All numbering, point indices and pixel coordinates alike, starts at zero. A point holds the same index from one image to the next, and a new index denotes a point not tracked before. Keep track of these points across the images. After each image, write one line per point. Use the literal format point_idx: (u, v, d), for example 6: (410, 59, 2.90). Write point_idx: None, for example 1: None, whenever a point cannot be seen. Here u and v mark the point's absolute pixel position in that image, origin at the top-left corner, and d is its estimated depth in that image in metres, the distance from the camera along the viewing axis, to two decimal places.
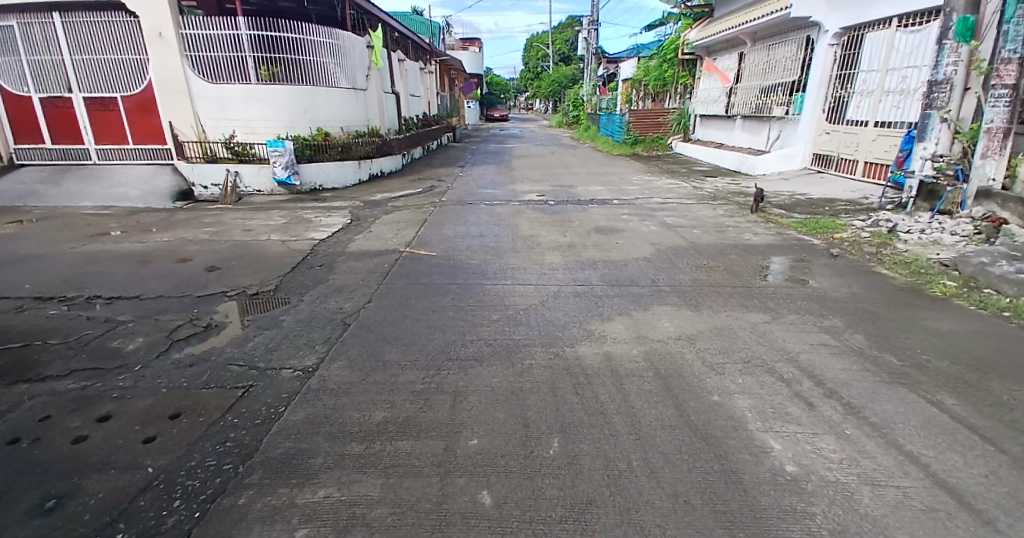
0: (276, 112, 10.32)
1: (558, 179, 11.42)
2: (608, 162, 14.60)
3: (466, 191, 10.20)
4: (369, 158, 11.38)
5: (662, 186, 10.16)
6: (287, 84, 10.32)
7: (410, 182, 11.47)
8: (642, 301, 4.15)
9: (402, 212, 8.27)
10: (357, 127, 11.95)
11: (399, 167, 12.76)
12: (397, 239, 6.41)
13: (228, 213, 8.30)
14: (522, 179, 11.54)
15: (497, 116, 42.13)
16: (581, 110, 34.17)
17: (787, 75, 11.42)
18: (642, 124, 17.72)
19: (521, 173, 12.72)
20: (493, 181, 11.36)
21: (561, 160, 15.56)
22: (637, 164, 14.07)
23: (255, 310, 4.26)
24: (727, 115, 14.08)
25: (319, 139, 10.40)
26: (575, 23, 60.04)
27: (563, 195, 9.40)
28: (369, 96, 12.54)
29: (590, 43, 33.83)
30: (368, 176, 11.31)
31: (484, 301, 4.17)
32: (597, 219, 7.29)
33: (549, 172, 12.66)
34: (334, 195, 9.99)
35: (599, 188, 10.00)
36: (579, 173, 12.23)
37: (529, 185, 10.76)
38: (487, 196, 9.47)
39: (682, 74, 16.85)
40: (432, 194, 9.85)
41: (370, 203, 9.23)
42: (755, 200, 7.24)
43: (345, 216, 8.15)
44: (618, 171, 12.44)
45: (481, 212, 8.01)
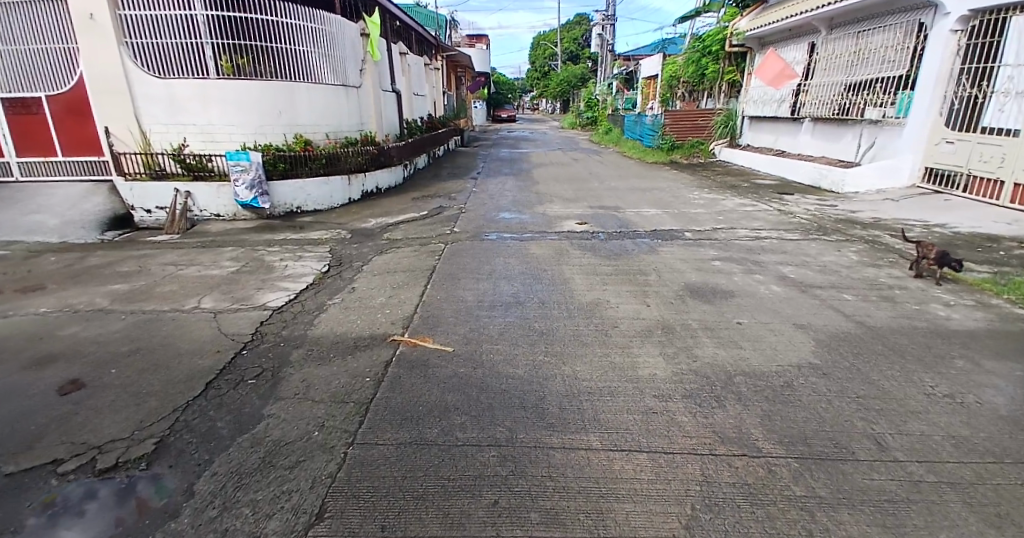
0: (240, 115, 8.20)
1: (593, 197, 9.25)
2: (647, 172, 12.35)
3: (485, 214, 8.04)
4: (363, 172, 9.18)
5: (735, 210, 7.96)
6: (254, 79, 8.20)
7: (414, 200, 9.31)
8: (895, 521, 2.00)
9: (401, 251, 6.11)
10: (348, 133, 9.73)
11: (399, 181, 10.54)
12: (393, 308, 4.24)
13: (169, 252, 6.18)
14: (550, 197, 9.39)
15: (505, 117, 39.89)
16: (595, 112, 31.90)
17: (887, 67, 9.28)
18: (680, 128, 15.39)
19: (547, 188, 10.55)
20: (515, 200, 9.19)
21: (589, 169, 13.39)
22: (682, 175, 11.83)
23: (85, 534, 2.08)
24: (793, 119, 11.90)
25: (298, 149, 8.23)
26: (584, 21, 57.75)
27: (612, 222, 7.25)
28: (364, 94, 10.35)
29: (606, 40, 31.69)
30: (361, 194, 9.11)
31: (566, 514, 2.01)
32: (678, 268, 5.11)
33: (580, 187, 10.46)
34: (317, 220, 7.84)
35: (654, 212, 7.83)
36: (619, 190, 10.02)
37: (563, 206, 8.58)
38: (513, 224, 7.34)
39: (728, 69, 14.65)
40: (441, 220, 7.70)
41: (361, 234, 7.08)
42: (931, 261, 4.58)
43: (324, 256, 5.99)
44: (666, 186, 10.22)
45: (510, 252, 5.85)
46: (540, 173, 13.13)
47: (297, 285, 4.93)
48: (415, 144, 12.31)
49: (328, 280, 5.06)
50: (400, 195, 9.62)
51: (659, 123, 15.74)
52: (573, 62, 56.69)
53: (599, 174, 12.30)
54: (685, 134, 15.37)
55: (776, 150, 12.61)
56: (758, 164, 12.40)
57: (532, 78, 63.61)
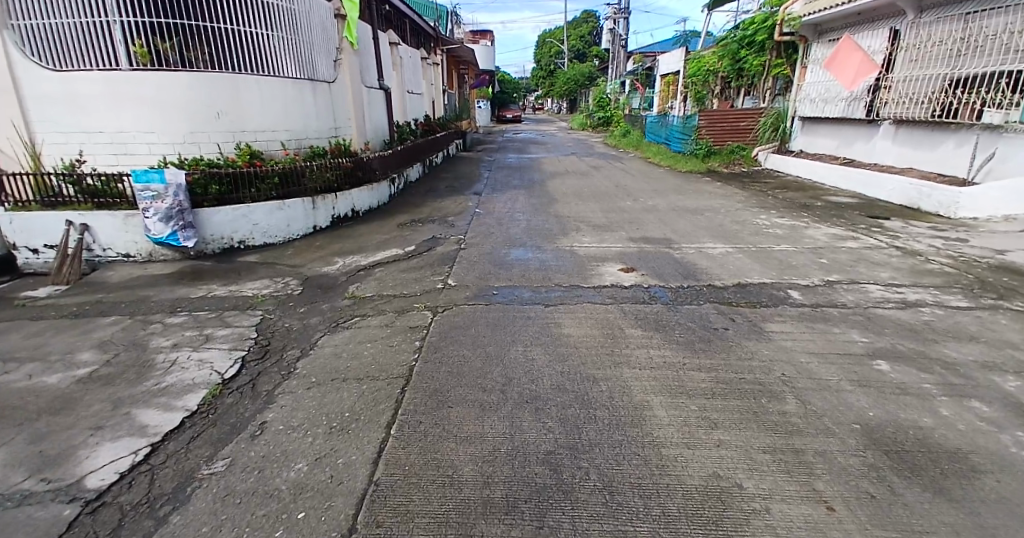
0: (162, 118, 6.16)
1: (628, 222, 7.21)
2: (685, 185, 10.26)
3: (491, 250, 5.99)
4: (336, 191, 7.08)
5: (828, 247, 5.89)
6: (182, 70, 6.15)
7: (400, 225, 7.26)
8: None
9: (365, 324, 4.04)
10: (316, 141, 7.64)
11: (384, 200, 8.42)
12: (313, 498, 2.18)
13: (23, 329, 4.19)
14: (573, 221, 7.33)
15: (510, 117, 37.75)
16: (606, 112, 29.68)
17: (1011, 58, 7.23)
18: (716, 130, 13.44)
19: (567, 207, 8.46)
20: (530, 226, 7.12)
21: (615, 179, 11.34)
22: (729, 190, 9.74)
23: None
24: (870, 122, 9.84)
25: (240, 165, 6.18)
26: (591, 17, 55.25)
27: (668, 267, 5.20)
28: (340, 91, 8.28)
29: (620, 34, 29.57)
30: (330, 221, 7.00)
31: None
32: (811, 378, 3.08)
33: (609, 206, 8.39)
34: (263, 261, 5.80)
35: (721, 251, 5.75)
36: (660, 211, 7.95)
37: (593, 237, 6.51)
38: (528, 268, 5.29)
39: (775, 62, 12.60)
40: (431, 261, 5.66)
41: (317, 286, 5.04)
42: None
43: (244, 334, 3.94)
44: (718, 206, 8.14)
45: (531, 328, 3.78)
46: (555, 185, 11.08)
47: (166, 419, 2.88)
48: (407, 152, 10.25)
49: (226, 401, 3.01)
50: (383, 218, 7.57)
51: (694, 125, 13.76)
52: (579, 60, 54.45)
53: (628, 187, 10.21)
54: (724, 137, 13.34)
55: (844, 159, 10.58)
56: (823, 177, 10.37)
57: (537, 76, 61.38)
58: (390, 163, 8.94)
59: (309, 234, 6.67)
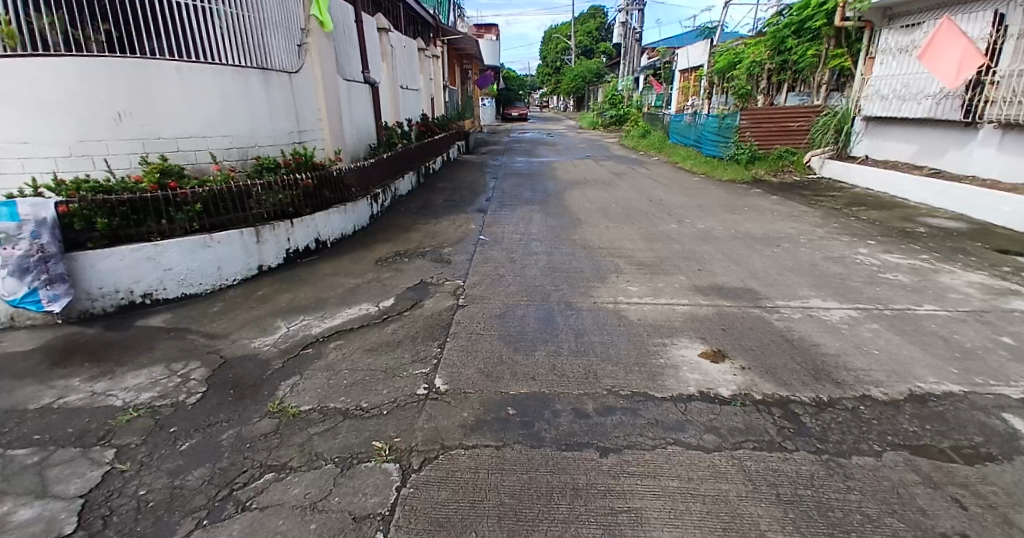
0: (36, 122, 4.37)
1: (684, 260, 5.39)
2: (734, 200, 8.43)
3: (501, 308, 4.18)
4: (293, 216, 5.28)
5: (991, 310, 4.09)
6: (66, 56, 4.36)
7: (379, 262, 5.46)
8: None
9: (276, 496, 2.22)
10: (269, 149, 5.81)
11: (366, 222, 6.60)
12: None
13: None
14: (610, 256, 5.53)
15: (516, 115, 35.83)
16: (618, 110, 27.75)
17: None
18: (761, 131, 11.61)
19: (596, 232, 6.63)
20: (554, 265, 5.30)
21: (647, 192, 9.51)
22: (791, 208, 7.92)
23: None
24: (968, 125, 7.99)
25: (146, 187, 4.43)
26: (599, 11, 53.16)
27: (775, 353, 3.39)
28: (306, 84, 6.45)
29: (633, 27, 27.71)
30: (284, 258, 5.18)
31: None
32: None
33: (650, 231, 6.57)
34: (173, 329, 4.03)
35: (839, 319, 3.93)
36: (718, 241, 6.12)
37: (643, 284, 4.70)
38: (560, 347, 3.47)
39: (833, 52, 10.83)
40: (413, 331, 3.83)
41: (230, 382, 3.26)
42: None
43: (49, 530, 2.16)
44: (792, 234, 6.34)
45: (589, 528, 1.98)
46: (574, 197, 9.24)
47: None
48: (396, 159, 8.44)
49: None
50: (357, 250, 5.76)
51: (732, 126, 11.90)
52: (587, 56, 52.36)
53: (665, 204, 8.37)
54: (770, 140, 11.55)
55: (932, 170, 8.73)
56: (909, 193, 8.54)
57: (543, 73, 59.30)
58: (371, 176, 7.15)
59: (250, 277, 4.89)
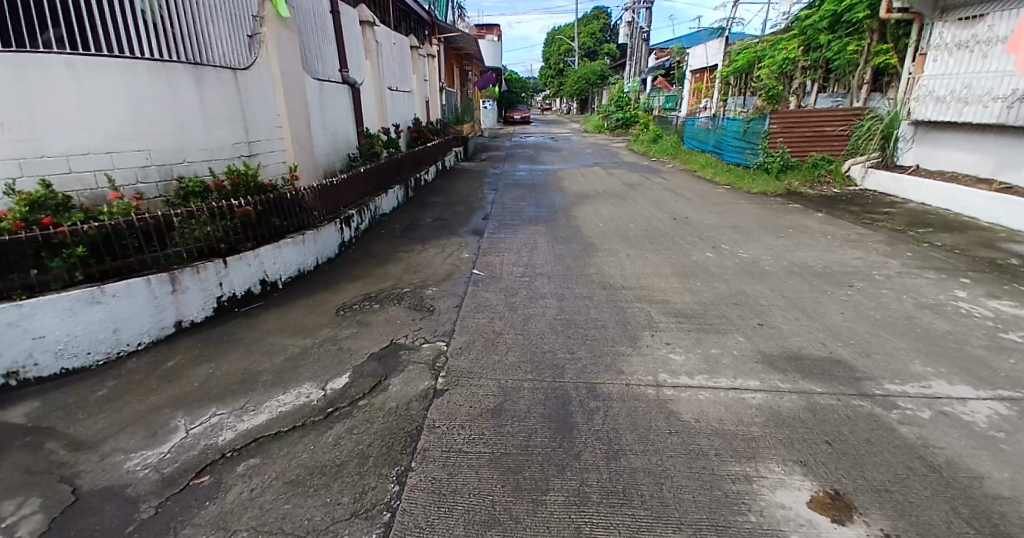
0: None
1: (736, 308, 4.19)
2: (773, 219, 7.22)
3: (497, 392, 2.97)
4: (227, 253, 4.10)
5: None
6: None
7: (341, 309, 4.25)
8: None
9: None
10: (200, 165, 4.65)
11: (335, 253, 5.39)
12: None
13: None
14: (639, 301, 4.33)
15: (519, 118, 34.61)
16: (626, 112, 26.49)
17: None
18: (794, 137, 10.37)
19: (616, 263, 5.43)
20: (568, 314, 4.10)
21: (669, 207, 8.29)
22: (842, 230, 6.72)
23: None
24: None
25: (8, 226, 3.29)
26: (603, 12, 51.98)
27: (917, 499, 2.20)
28: (259, 85, 5.27)
29: (641, 26, 26.50)
30: (213, 309, 4.00)
31: None
32: None
33: (683, 263, 5.36)
34: (31, 430, 2.88)
35: (986, 423, 2.73)
36: (770, 278, 4.91)
37: (691, 348, 3.49)
38: (584, 480, 2.25)
39: (876, 48, 9.65)
40: (364, 442, 2.58)
41: None
42: None
43: None
44: (861, 269, 5.12)
45: None
46: (585, 213, 8.05)
47: None
48: (377, 172, 7.24)
49: None
50: (317, 292, 4.57)
51: (760, 130, 10.66)
52: (591, 58, 51.13)
53: (695, 224, 7.15)
54: (803, 147, 10.32)
55: (1005, 185, 7.42)
56: (981, 210, 7.22)
57: (547, 76, 58.11)
58: (343, 194, 5.95)
59: (164, 338, 3.73)
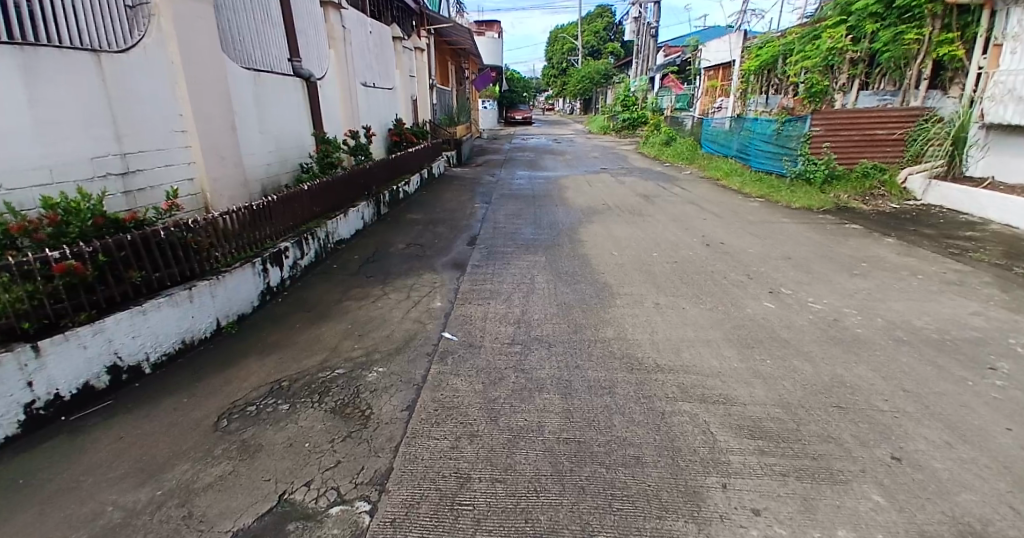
0: None
1: (837, 417, 2.71)
2: (834, 248, 5.72)
3: None
4: (42, 334, 2.68)
5: None
6: None
7: (227, 415, 2.77)
8: None
9: None
10: (29, 193, 3.29)
11: (250, 308, 3.90)
12: None
13: None
14: (685, 397, 2.83)
15: (520, 119, 33.12)
16: (632, 112, 24.97)
17: None
18: (840, 141, 8.83)
19: (644, 318, 3.94)
20: (577, 426, 2.61)
21: (697, 228, 6.79)
22: (927, 266, 5.23)
23: None
24: None
25: None
26: (606, 10, 50.36)
27: None
28: (137, 78, 3.89)
29: (649, 21, 24.97)
30: (21, 424, 2.58)
31: None
32: None
33: (736, 320, 3.87)
34: None
35: None
36: (867, 352, 3.42)
37: (796, 523, 2.00)
38: None
39: (936, 38, 8.19)
40: None
41: None
42: None
43: None
44: (994, 338, 3.62)
45: None
46: (594, 236, 6.54)
47: None
48: (331, 188, 5.73)
49: None
50: (206, 379, 3.11)
51: (799, 133, 9.11)
52: (594, 57, 49.62)
53: (735, 254, 5.65)
54: (851, 152, 8.82)
55: None
56: None
57: (548, 76, 56.62)
58: (270, 220, 4.43)
59: None
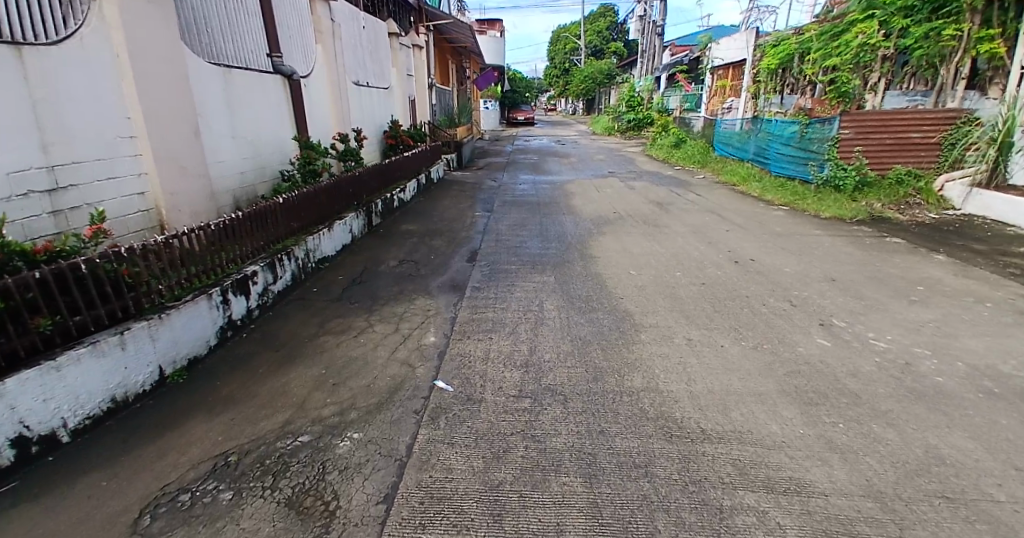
0: None
1: (949, 517, 2.08)
2: (881, 268, 5.08)
3: None
4: None
5: None
6: None
7: (154, 509, 2.16)
8: None
9: None
10: None
11: (204, 349, 3.27)
12: None
13: None
14: (747, 484, 2.20)
15: (522, 119, 32.46)
16: (637, 113, 24.32)
17: None
18: (870, 144, 8.20)
19: (677, 360, 3.31)
20: (608, 532, 1.98)
21: (720, 241, 6.14)
22: (991, 290, 4.59)
23: None
24: None
25: None
26: (609, 9, 49.68)
27: None
28: (70, 77, 3.30)
29: (654, 19, 24.31)
30: None
31: None
32: None
33: (788, 364, 3.24)
34: None
35: None
36: (957, 413, 2.79)
37: None
38: None
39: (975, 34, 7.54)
40: None
41: None
42: None
43: None
44: None
45: None
46: (607, 250, 5.91)
47: None
48: (312, 199, 5.08)
49: None
50: (139, 449, 2.51)
51: (826, 136, 8.45)
52: (597, 57, 48.99)
53: (768, 274, 5.00)
54: (882, 156, 8.21)
55: None
56: None
57: (551, 76, 55.98)
58: (234, 240, 3.80)
59: None
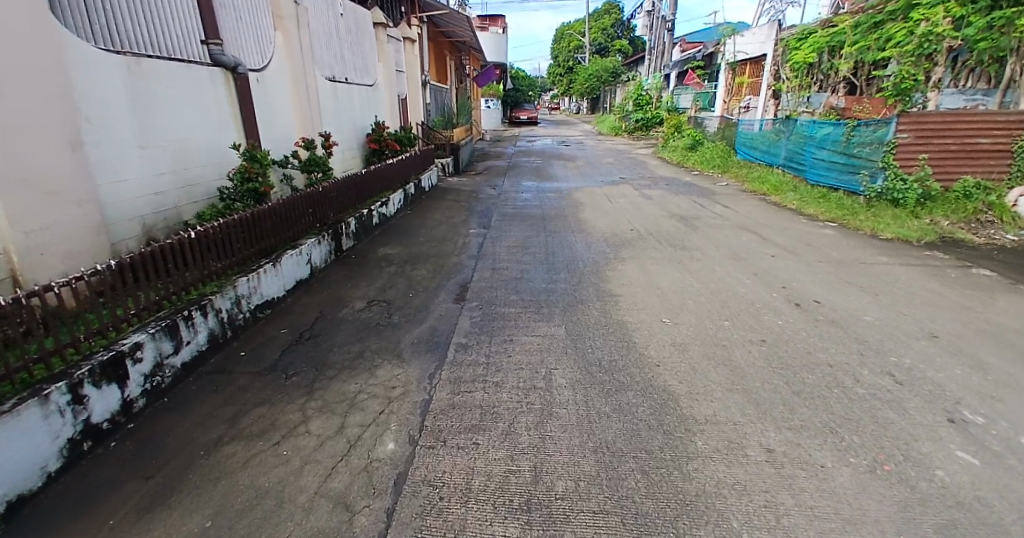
0: None
1: None
2: (986, 321, 3.95)
3: None
4: None
5: None
6: None
7: None
8: None
9: None
10: None
11: (41, 480, 2.24)
12: None
13: None
14: None
15: (524, 118, 31.29)
16: (646, 112, 23.13)
17: None
18: (935, 152, 7.00)
19: (761, 495, 2.18)
20: None
21: (769, 273, 4.98)
22: None
23: None
24: None
25: None
26: (614, 4, 48.40)
27: None
28: None
29: (662, 13, 23.09)
30: None
31: None
32: None
33: (936, 514, 2.13)
34: None
35: None
36: None
37: None
38: None
39: None
40: None
41: None
42: None
43: None
44: None
45: None
46: (630, 284, 4.75)
47: None
48: (250, 227, 3.96)
49: None
50: None
51: (878, 141, 7.27)
52: (602, 55, 47.65)
53: (844, 327, 3.84)
54: (949, 165, 7.04)
55: None
56: None
57: (554, 74, 54.73)
58: (105, 302, 2.72)
59: None
